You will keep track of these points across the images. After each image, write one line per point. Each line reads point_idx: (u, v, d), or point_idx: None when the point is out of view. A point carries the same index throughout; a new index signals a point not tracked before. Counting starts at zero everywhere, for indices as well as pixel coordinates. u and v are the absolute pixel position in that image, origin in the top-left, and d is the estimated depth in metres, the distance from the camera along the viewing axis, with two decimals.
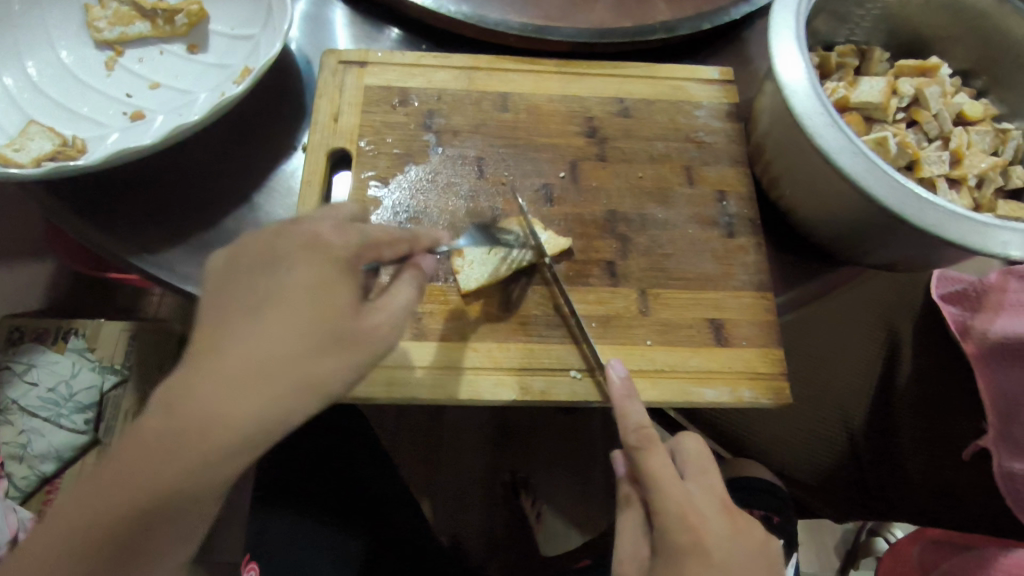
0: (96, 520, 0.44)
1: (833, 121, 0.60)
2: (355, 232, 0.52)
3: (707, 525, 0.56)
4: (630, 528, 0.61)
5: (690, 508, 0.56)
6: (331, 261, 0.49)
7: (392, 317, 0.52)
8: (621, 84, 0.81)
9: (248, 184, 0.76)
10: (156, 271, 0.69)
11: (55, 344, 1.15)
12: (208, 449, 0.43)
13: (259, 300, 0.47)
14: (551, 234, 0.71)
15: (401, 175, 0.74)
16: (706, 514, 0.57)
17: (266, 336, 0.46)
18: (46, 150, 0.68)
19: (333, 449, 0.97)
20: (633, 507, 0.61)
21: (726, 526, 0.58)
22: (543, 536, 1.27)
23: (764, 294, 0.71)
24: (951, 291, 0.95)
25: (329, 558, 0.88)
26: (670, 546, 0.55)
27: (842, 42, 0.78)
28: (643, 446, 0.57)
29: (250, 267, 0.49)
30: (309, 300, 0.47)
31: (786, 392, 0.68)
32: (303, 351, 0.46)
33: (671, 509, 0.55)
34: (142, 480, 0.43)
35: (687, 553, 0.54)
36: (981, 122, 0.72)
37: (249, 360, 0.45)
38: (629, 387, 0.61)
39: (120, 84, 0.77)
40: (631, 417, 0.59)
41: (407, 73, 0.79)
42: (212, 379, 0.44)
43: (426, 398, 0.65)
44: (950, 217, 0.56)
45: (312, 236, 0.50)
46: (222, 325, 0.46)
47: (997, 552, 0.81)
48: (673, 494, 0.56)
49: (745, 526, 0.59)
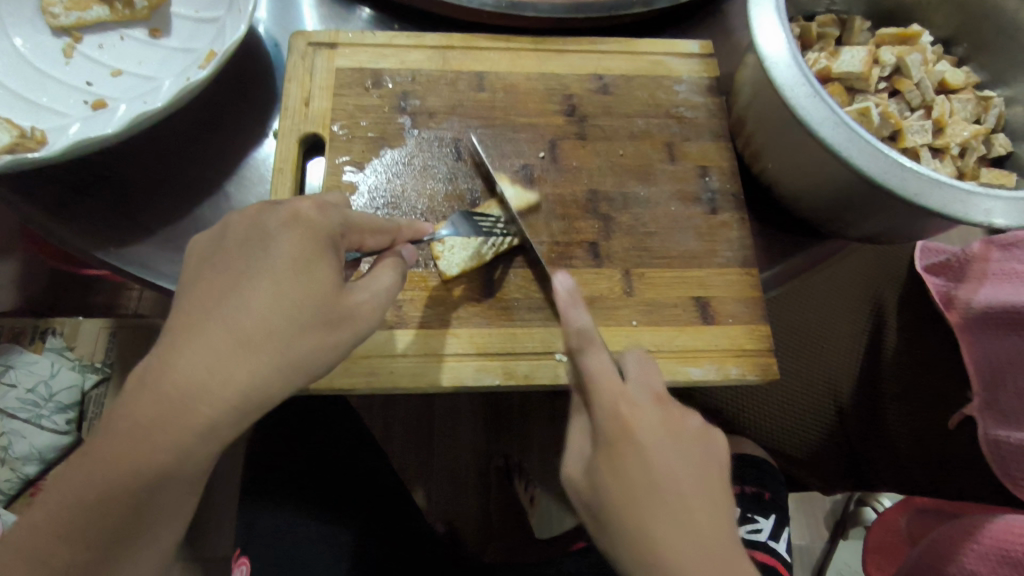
0: (80, 516, 0.44)
1: (816, 91, 0.58)
2: (337, 215, 0.52)
3: (642, 415, 0.50)
4: (576, 433, 0.53)
5: (623, 398, 0.50)
6: (300, 242, 0.49)
7: (377, 296, 0.52)
8: (599, 60, 0.79)
9: (218, 173, 0.73)
10: (127, 267, 0.68)
11: (33, 344, 1.13)
12: (188, 441, 0.44)
13: (226, 286, 0.47)
14: (518, 188, 0.71)
15: (377, 159, 0.72)
16: (639, 403, 0.51)
17: (233, 321, 0.45)
18: (2, 142, 0.66)
19: (321, 443, 0.96)
20: (580, 415, 0.54)
21: (664, 418, 0.51)
22: (538, 519, 1.26)
23: (750, 270, 0.70)
24: (934, 261, 0.96)
25: (320, 552, 0.87)
26: (602, 436, 0.49)
27: (822, 11, 0.77)
28: (582, 346, 0.52)
29: (221, 255, 0.48)
30: (278, 283, 0.47)
31: (773, 368, 0.67)
32: (275, 333, 0.46)
33: (603, 403, 0.50)
34: (124, 477, 0.43)
35: (619, 442, 0.48)
36: (964, 90, 0.72)
37: (219, 346, 0.45)
38: (572, 293, 0.55)
39: (80, 71, 0.74)
40: (571, 322, 0.53)
41: (379, 54, 0.76)
42: (183, 367, 0.44)
43: (408, 387, 0.64)
44: (933, 186, 0.55)
45: (292, 213, 0.50)
46: (190, 315, 0.45)
47: (986, 519, 0.81)
48: (608, 388, 0.50)
49: (684, 420, 0.52)
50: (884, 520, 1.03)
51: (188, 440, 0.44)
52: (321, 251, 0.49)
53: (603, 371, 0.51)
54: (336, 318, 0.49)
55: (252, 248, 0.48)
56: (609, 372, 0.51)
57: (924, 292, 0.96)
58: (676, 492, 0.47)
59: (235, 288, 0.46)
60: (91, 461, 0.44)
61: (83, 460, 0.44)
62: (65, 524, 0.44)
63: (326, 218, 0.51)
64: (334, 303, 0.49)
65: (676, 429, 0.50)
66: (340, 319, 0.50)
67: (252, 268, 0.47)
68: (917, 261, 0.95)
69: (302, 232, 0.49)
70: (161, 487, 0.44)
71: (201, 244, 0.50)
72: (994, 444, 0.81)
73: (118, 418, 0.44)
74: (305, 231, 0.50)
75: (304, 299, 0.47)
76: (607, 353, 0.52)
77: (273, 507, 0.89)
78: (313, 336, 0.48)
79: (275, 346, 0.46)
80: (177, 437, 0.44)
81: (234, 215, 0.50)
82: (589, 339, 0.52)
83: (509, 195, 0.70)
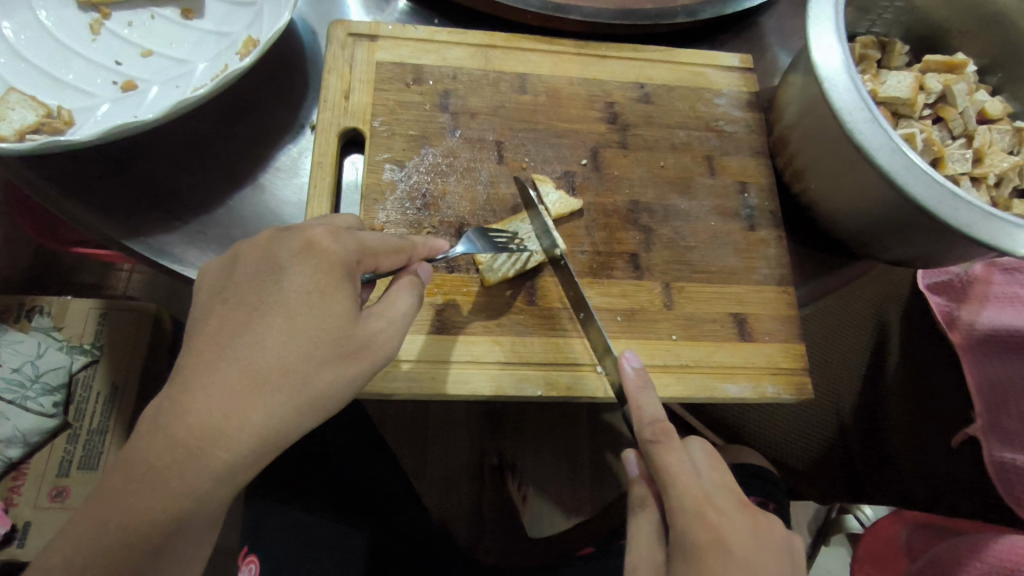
0: (126, 532, 0.41)
1: (874, 116, 0.59)
2: (353, 240, 0.51)
3: (729, 522, 0.51)
4: (645, 535, 0.56)
5: (708, 503, 0.52)
6: (312, 274, 0.47)
7: (392, 323, 0.51)
8: (641, 68, 0.78)
9: (253, 165, 0.71)
10: (160, 259, 0.65)
11: (19, 322, 1.09)
12: (239, 454, 0.43)
13: (236, 322, 0.46)
14: (562, 194, 0.70)
15: (418, 158, 0.70)
16: (725, 508, 0.52)
17: (246, 360, 0.44)
18: (28, 121, 0.62)
19: (335, 448, 0.95)
20: (650, 511, 0.57)
21: (747, 524, 0.52)
22: (529, 518, 1.22)
23: (786, 288, 0.71)
24: (936, 281, 0.94)
25: (332, 559, 0.85)
26: (689, 545, 0.50)
27: (862, 33, 0.78)
28: (659, 440, 0.54)
29: (233, 291, 0.47)
30: (291, 317, 0.46)
31: (807, 388, 0.68)
32: (290, 370, 0.45)
33: (686, 506, 0.51)
34: (172, 488, 0.42)
35: (710, 549, 0.49)
36: (1001, 121, 0.72)
37: (232, 387, 0.43)
38: (643, 379, 0.58)
39: (107, 49, 0.70)
40: (645, 411, 0.56)
41: (419, 49, 0.74)
42: (196, 410, 0.43)
43: (449, 395, 0.63)
44: (985, 218, 0.55)
45: (304, 241, 0.49)
46: (200, 353, 0.44)
47: (990, 539, 0.80)
48: (688, 490, 0.52)
49: (771, 528, 0.53)
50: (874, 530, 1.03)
51: (246, 443, 0.44)
52: (334, 280, 0.48)
53: (681, 469, 0.53)
54: (351, 350, 0.48)
55: (262, 282, 0.47)
56: (687, 471, 0.53)
57: (926, 311, 0.94)
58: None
59: (246, 325, 0.45)
60: (133, 476, 0.42)
61: (132, 463, 0.42)
62: (114, 543, 0.41)
63: (339, 245, 0.50)
64: (348, 335, 0.48)
65: (766, 543, 0.52)
66: (356, 350, 0.48)
67: (264, 303, 0.46)
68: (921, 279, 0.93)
69: (314, 262, 0.48)
70: (219, 487, 0.43)
71: (213, 276, 0.49)
72: (998, 465, 0.81)
73: (158, 437, 0.42)
74: (319, 261, 0.48)
75: (318, 333, 0.46)
76: (683, 450, 0.54)
77: (285, 506, 0.87)
78: (329, 369, 0.47)
79: (291, 381, 0.45)
80: (223, 458, 0.43)
81: (247, 239, 0.50)
82: (668, 436, 0.54)
83: (554, 201, 0.69)
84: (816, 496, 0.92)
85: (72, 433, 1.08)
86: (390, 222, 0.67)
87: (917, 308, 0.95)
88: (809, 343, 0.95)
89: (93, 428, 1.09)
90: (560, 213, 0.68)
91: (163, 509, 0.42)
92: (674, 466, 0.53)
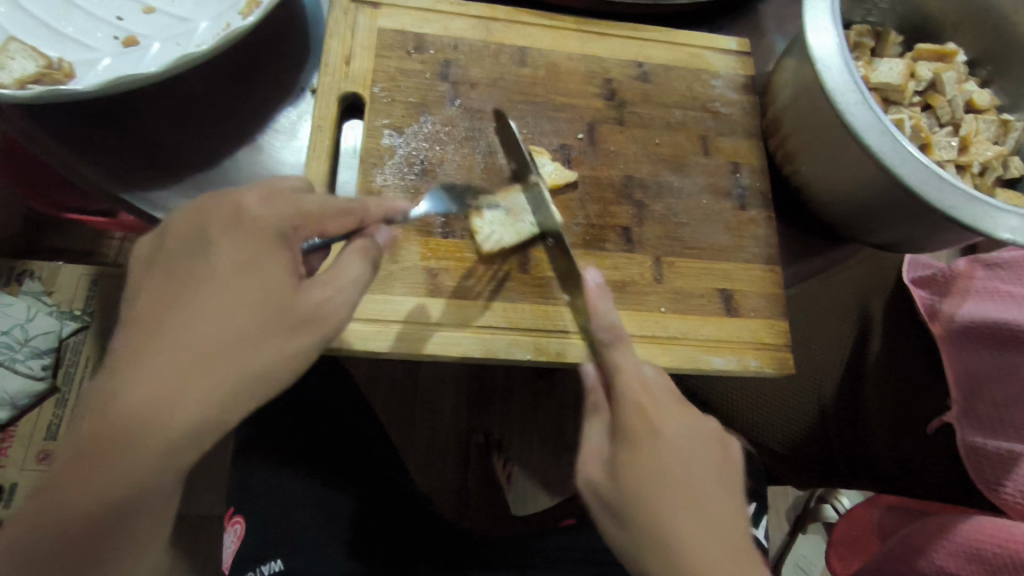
0: (75, 522, 0.41)
1: (864, 98, 0.60)
2: (288, 207, 0.49)
3: (661, 410, 0.52)
4: (595, 429, 0.54)
5: (645, 392, 0.52)
6: (241, 247, 0.46)
7: (341, 292, 0.50)
8: (640, 47, 0.79)
9: (251, 125, 0.71)
10: (153, 212, 0.65)
11: (8, 286, 1.08)
12: (181, 435, 0.42)
13: (168, 301, 0.44)
14: (557, 165, 0.71)
15: (416, 125, 0.71)
16: (663, 400, 0.52)
17: (177, 341, 0.43)
18: (29, 71, 0.62)
19: (316, 418, 0.97)
20: (601, 415, 0.55)
21: (680, 414, 0.52)
22: (512, 497, 1.21)
23: (773, 267, 0.73)
24: (921, 275, 0.95)
25: (320, 518, 0.86)
26: (624, 428, 0.51)
27: (858, 21, 0.78)
28: (613, 342, 0.55)
29: (161, 269, 0.46)
30: (223, 294, 0.45)
31: (790, 363, 0.70)
32: (222, 349, 0.44)
33: (627, 398, 0.51)
34: (113, 477, 0.41)
35: (638, 432, 0.50)
36: (988, 112, 0.74)
37: (166, 369, 0.42)
38: (604, 293, 0.58)
39: (109, 5, 0.70)
40: (601, 315, 0.56)
41: (422, 18, 0.75)
42: (131, 394, 0.41)
43: (439, 356, 0.64)
44: (968, 200, 0.56)
45: (234, 211, 0.47)
46: (131, 334, 0.43)
47: (958, 519, 0.77)
48: (631, 384, 0.52)
49: (704, 419, 0.54)
50: (848, 517, 1.02)
51: (187, 426, 0.42)
52: (271, 252, 0.47)
53: (628, 367, 0.53)
54: (293, 323, 0.47)
55: (191, 259, 0.46)
56: (636, 368, 0.53)
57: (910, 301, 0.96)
58: (697, 485, 0.49)
59: (176, 305, 0.44)
60: (71, 461, 0.41)
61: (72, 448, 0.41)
62: (86, 499, 0.41)
63: (272, 215, 0.48)
64: (286, 308, 0.46)
65: (699, 429, 0.52)
66: (300, 323, 0.47)
67: (194, 282, 0.45)
68: (905, 273, 0.95)
69: (248, 234, 0.47)
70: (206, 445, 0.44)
71: (142, 254, 0.47)
72: (971, 451, 0.80)
73: (94, 423, 0.41)
74: (248, 235, 0.47)
75: (252, 308, 0.45)
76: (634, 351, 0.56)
77: (270, 467, 0.90)
78: (270, 342, 0.46)
79: (230, 360, 0.44)
80: (167, 443, 0.42)
81: (175, 214, 0.48)
82: (620, 336, 0.55)
83: (548, 171, 0.70)
84: (796, 480, 0.92)
85: (59, 398, 1.08)
86: (388, 186, 0.68)
87: (902, 297, 0.96)
88: (794, 323, 0.97)
89: (82, 392, 1.10)
90: (555, 186, 0.70)
91: (102, 499, 0.41)
92: (626, 362, 0.54)
